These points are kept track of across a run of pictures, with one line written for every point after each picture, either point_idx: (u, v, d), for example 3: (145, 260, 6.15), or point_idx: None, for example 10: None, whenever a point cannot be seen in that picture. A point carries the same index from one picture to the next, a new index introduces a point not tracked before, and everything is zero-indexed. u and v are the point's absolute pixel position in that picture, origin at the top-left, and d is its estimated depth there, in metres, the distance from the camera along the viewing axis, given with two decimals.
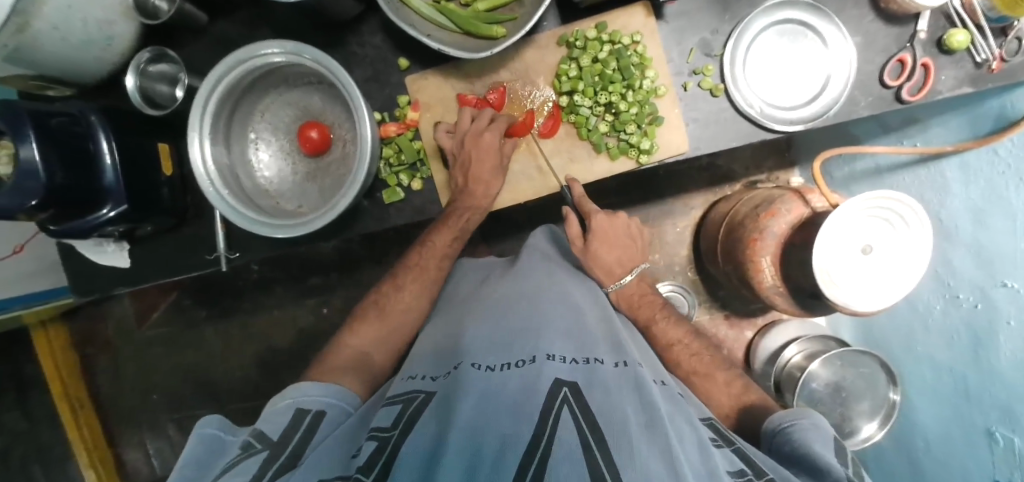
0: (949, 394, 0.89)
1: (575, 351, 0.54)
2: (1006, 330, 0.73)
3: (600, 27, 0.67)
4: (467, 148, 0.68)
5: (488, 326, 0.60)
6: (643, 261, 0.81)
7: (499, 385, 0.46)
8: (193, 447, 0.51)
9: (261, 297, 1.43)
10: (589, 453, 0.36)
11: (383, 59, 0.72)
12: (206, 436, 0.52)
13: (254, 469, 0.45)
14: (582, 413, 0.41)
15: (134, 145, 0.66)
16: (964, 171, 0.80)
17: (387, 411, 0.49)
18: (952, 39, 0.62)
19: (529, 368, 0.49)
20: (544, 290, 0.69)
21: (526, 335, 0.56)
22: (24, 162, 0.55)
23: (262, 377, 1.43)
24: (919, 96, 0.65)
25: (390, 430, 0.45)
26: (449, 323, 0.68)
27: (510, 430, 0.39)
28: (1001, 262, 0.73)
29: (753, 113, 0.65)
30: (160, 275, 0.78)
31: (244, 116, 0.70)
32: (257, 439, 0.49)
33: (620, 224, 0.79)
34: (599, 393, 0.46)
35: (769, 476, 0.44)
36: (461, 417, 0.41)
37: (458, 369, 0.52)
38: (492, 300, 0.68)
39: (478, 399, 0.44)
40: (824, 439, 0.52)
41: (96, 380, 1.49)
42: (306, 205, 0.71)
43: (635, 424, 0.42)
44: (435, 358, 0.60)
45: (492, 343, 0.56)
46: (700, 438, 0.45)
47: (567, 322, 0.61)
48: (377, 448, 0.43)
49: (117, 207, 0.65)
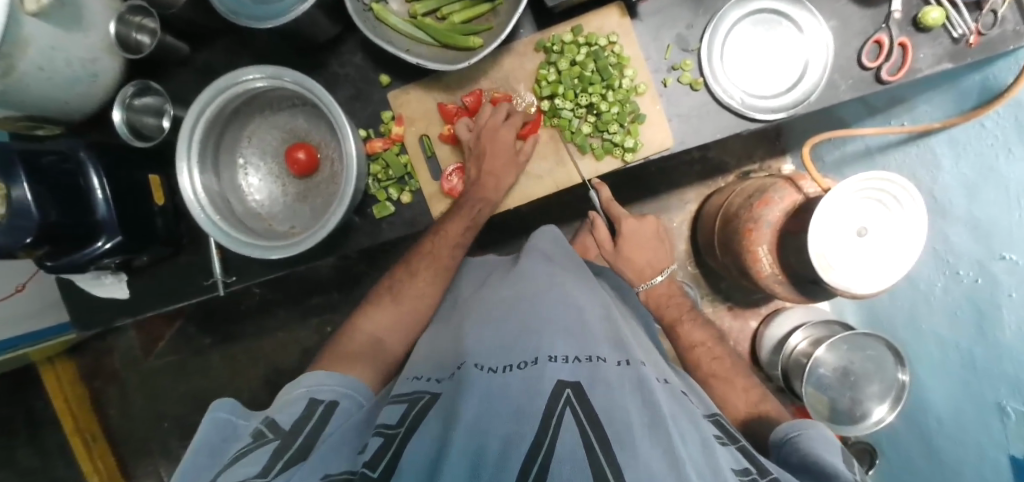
0: (958, 371, 0.88)
1: (577, 350, 0.54)
2: (1008, 303, 0.73)
3: (576, 31, 0.67)
4: (495, 176, 0.70)
5: (487, 331, 0.60)
6: (671, 264, 0.90)
7: (504, 386, 0.46)
8: (206, 429, 0.51)
9: (265, 321, 1.43)
10: (591, 452, 0.37)
11: (365, 77, 0.72)
12: (219, 420, 0.52)
13: (266, 456, 0.45)
14: (586, 412, 0.42)
15: (125, 179, 0.67)
16: (954, 146, 0.80)
17: (393, 409, 0.50)
18: (926, 17, 0.63)
19: (531, 370, 0.49)
20: (545, 291, 0.68)
21: (528, 337, 0.56)
22: (17, 203, 0.55)
23: (271, 399, 1.43)
24: (899, 75, 0.65)
25: (396, 427, 0.45)
26: (448, 330, 0.68)
27: (509, 431, 0.40)
28: (998, 236, 0.73)
29: (735, 105, 0.65)
30: (158, 304, 0.79)
31: (231, 142, 0.71)
32: (269, 429, 0.50)
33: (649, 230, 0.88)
34: (601, 394, 0.45)
35: (772, 474, 0.44)
36: (464, 418, 0.41)
37: (462, 369, 0.52)
38: (489, 305, 0.67)
39: (481, 397, 0.44)
40: (830, 447, 0.53)
41: (106, 413, 1.50)
42: (298, 226, 0.71)
43: (637, 423, 0.42)
44: (437, 360, 0.59)
45: (496, 345, 0.56)
46: (704, 438, 0.45)
47: (568, 322, 0.61)
48: (382, 446, 0.43)
49: (111, 240, 0.65)
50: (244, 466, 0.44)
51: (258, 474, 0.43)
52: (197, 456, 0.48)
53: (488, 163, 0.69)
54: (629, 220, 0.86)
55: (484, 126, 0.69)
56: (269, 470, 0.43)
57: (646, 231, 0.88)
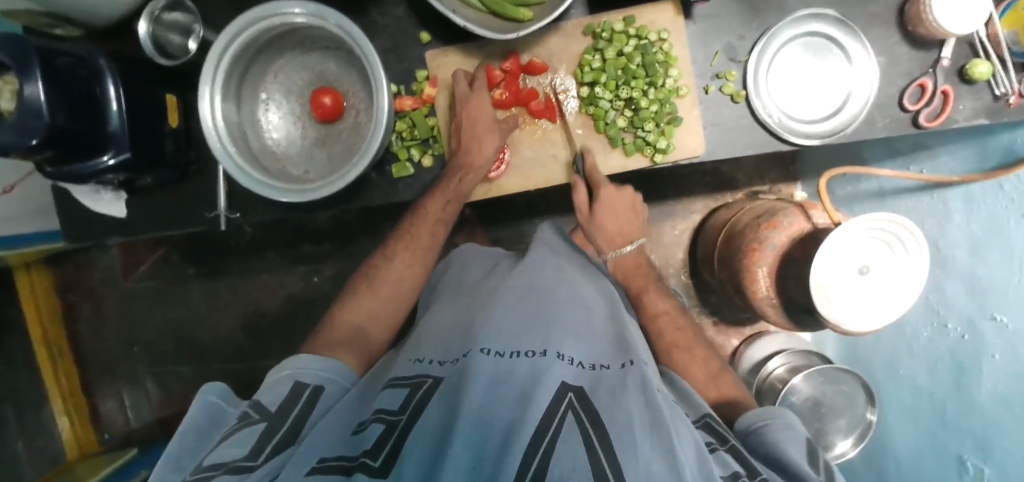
0: (926, 419, 0.91)
1: (587, 356, 0.55)
2: (990, 363, 0.75)
3: (628, 20, 0.66)
4: (478, 140, 0.67)
5: (495, 317, 0.59)
6: (642, 234, 0.80)
7: (509, 375, 0.46)
8: (196, 415, 0.55)
9: (252, 262, 1.41)
10: (592, 452, 0.37)
11: (403, 31, 0.70)
12: (210, 406, 0.56)
13: (253, 439, 0.48)
14: (588, 415, 0.42)
15: (140, 93, 0.64)
16: (968, 202, 0.81)
17: (395, 392, 0.50)
18: (973, 69, 0.62)
19: (539, 361, 0.49)
20: (557, 285, 0.68)
21: (538, 330, 0.56)
22: (27, 100, 0.53)
23: (247, 340, 1.42)
24: (937, 122, 0.65)
25: (398, 414, 0.46)
26: (455, 310, 0.68)
27: (514, 418, 0.40)
28: (993, 297, 0.74)
29: (772, 123, 0.65)
30: (155, 229, 0.77)
31: (257, 76, 0.68)
32: (254, 409, 0.53)
33: (620, 197, 0.77)
34: (604, 397, 0.46)
35: (761, 475, 0.46)
36: (469, 404, 0.41)
37: (468, 354, 0.51)
38: (500, 291, 0.66)
39: (487, 387, 0.44)
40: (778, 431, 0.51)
41: (76, 329, 1.47)
42: (313, 172, 0.70)
43: (639, 423, 0.42)
44: (446, 344, 0.59)
45: (503, 333, 0.55)
46: (700, 444, 0.45)
47: (577, 320, 0.61)
48: (384, 432, 0.43)
49: (118, 156, 0.63)
50: (230, 447, 0.47)
51: (244, 457, 0.45)
52: (184, 438, 0.52)
53: (468, 131, 0.67)
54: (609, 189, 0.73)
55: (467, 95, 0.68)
56: (258, 452, 0.46)
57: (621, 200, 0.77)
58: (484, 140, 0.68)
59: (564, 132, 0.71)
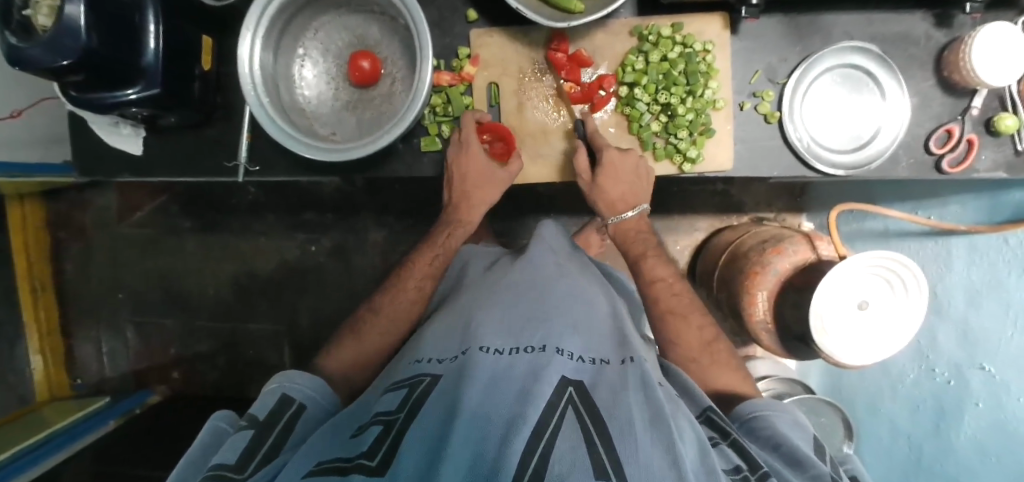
0: (904, 459, 0.93)
1: (586, 348, 0.55)
2: (974, 411, 0.78)
3: (676, 27, 0.67)
4: (469, 196, 0.75)
5: (494, 314, 0.59)
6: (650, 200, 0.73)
7: (508, 372, 0.46)
8: (205, 434, 0.53)
9: (251, 222, 1.39)
10: (592, 449, 0.36)
11: (450, 7, 0.70)
12: (218, 429, 0.53)
13: (243, 444, 0.47)
14: (588, 410, 0.42)
15: (177, 30, 0.63)
16: (972, 253, 0.81)
17: (392, 395, 0.49)
18: (1001, 122, 0.64)
19: (539, 356, 0.49)
20: (556, 281, 0.67)
21: (535, 323, 0.56)
22: (67, 19, 0.51)
23: (235, 300, 1.40)
24: (959, 169, 0.66)
25: (396, 413, 0.45)
26: (454, 309, 0.67)
27: (513, 414, 0.39)
28: (984, 346, 0.76)
29: (800, 148, 0.66)
30: (171, 173, 0.76)
31: (297, 29, 0.67)
32: (246, 418, 0.52)
33: (621, 160, 0.68)
34: (604, 392, 0.45)
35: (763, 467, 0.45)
36: (468, 402, 0.41)
37: (467, 352, 0.51)
38: (499, 287, 0.66)
39: (486, 385, 0.44)
40: (801, 434, 0.54)
41: (62, 267, 1.44)
42: (340, 134, 0.69)
43: (639, 419, 0.42)
44: (446, 338, 0.59)
45: (504, 331, 0.55)
46: (699, 439, 0.44)
47: (576, 313, 0.61)
48: (381, 433, 0.43)
49: (146, 91, 0.61)
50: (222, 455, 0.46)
51: (231, 467, 0.44)
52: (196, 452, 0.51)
53: (463, 185, 0.74)
54: (613, 150, 0.67)
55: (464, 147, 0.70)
56: (246, 461, 0.46)
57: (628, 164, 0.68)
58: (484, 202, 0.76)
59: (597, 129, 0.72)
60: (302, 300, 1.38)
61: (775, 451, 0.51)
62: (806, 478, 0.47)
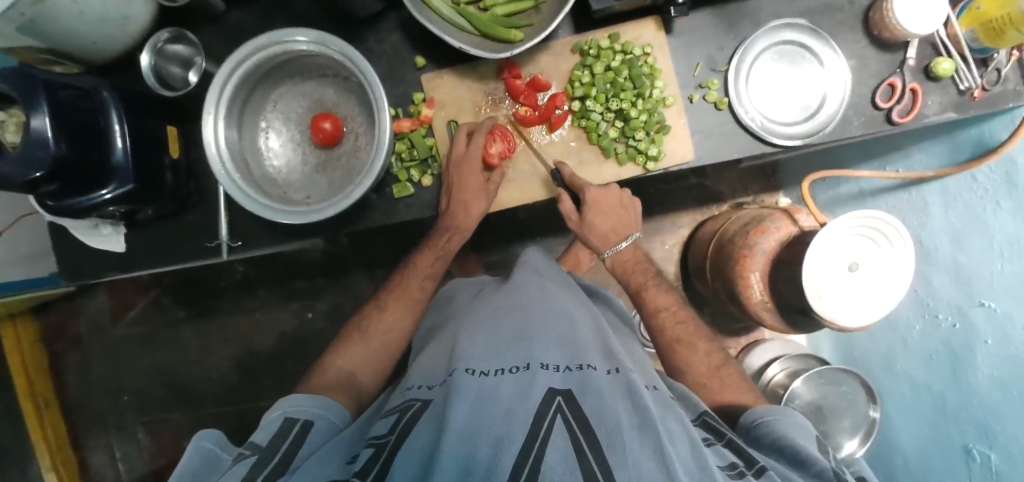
0: (927, 411, 0.91)
1: (568, 357, 0.54)
2: (984, 348, 0.76)
3: (613, 37, 0.70)
4: (465, 202, 0.72)
5: (478, 335, 0.59)
6: (637, 229, 0.79)
7: (494, 390, 0.46)
8: (190, 459, 0.50)
9: (244, 300, 1.39)
10: (583, 457, 0.37)
11: (399, 57, 0.74)
12: (202, 450, 0.50)
13: (245, 471, 0.45)
14: (575, 418, 0.42)
15: (142, 124, 0.66)
16: (945, 196, 0.83)
17: (385, 420, 0.50)
18: (938, 67, 0.67)
19: (523, 375, 0.49)
20: (536, 301, 0.68)
21: (521, 344, 0.56)
22: (34, 132, 0.54)
23: (240, 381, 1.39)
24: (909, 118, 0.69)
25: (386, 437, 0.46)
26: (444, 340, 0.66)
27: (500, 434, 0.40)
28: (978, 283, 0.76)
29: (754, 126, 0.68)
30: (156, 264, 0.77)
31: (257, 104, 0.70)
32: (246, 448, 0.49)
33: (609, 197, 0.74)
34: (592, 397, 0.45)
35: (759, 465, 0.46)
36: (455, 420, 0.41)
37: (452, 375, 0.50)
38: (481, 313, 0.67)
39: (472, 403, 0.44)
40: (805, 434, 0.55)
41: (63, 380, 1.42)
42: (314, 197, 0.71)
43: (627, 425, 0.42)
44: (433, 368, 0.59)
45: (489, 351, 0.55)
46: (692, 438, 0.44)
47: (557, 328, 0.61)
48: (372, 456, 0.43)
49: (120, 188, 0.63)
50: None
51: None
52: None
53: (457, 193, 0.71)
54: (596, 188, 0.72)
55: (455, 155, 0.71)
56: None
57: (611, 198, 0.74)
58: (479, 213, 0.73)
59: (559, 145, 0.74)
60: (307, 369, 1.37)
61: (781, 454, 0.52)
62: (812, 477, 0.48)
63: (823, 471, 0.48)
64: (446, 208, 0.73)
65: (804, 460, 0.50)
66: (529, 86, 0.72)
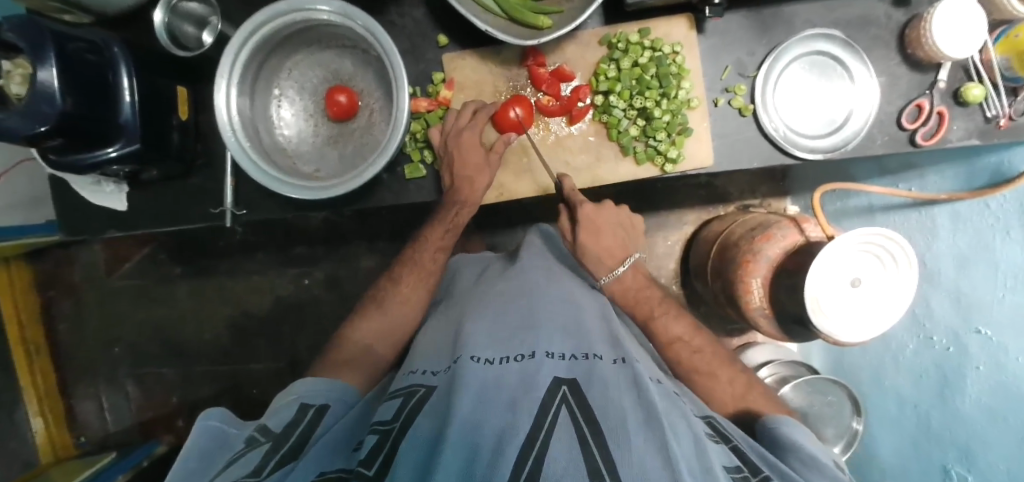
0: (910, 426, 0.93)
1: (574, 346, 0.55)
2: (975, 374, 0.77)
3: (643, 32, 0.68)
4: (467, 175, 0.69)
5: (484, 319, 0.59)
6: (636, 252, 0.78)
7: (499, 379, 0.46)
8: (197, 438, 0.50)
9: (242, 261, 1.38)
10: (586, 449, 0.37)
11: (421, 34, 0.71)
12: (209, 429, 0.51)
13: (257, 458, 0.45)
14: (580, 410, 0.42)
15: (151, 83, 0.64)
16: (955, 219, 0.82)
17: (388, 404, 0.50)
18: (968, 92, 0.65)
19: (528, 364, 0.49)
20: (545, 287, 0.68)
21: (528, 331, 0.56)
22: (41, 86, 0.52)
23: (233, 342, 1.39)
24: (933, 141, 0.68)
25: (391, 423, 0.46)
26: (450, 319, 0.67)
27: (505, 422, 0.40)
28: (977, 310, 0.76)
29: (777, 137, 0.67)
30: (158, 224, 0.76)
31: (272, 71, 0.68)
32: (260, 433, 0.50)
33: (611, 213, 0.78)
34: (597, 390, 0.46)
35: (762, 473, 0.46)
36: (460, 409, 0.41)
37: (457, 362, 0.50)
38: (489, 295, 0.67)
39: (477, 393, 0.44)
40: (807, 434, 0.57)
41: (55, 327, 1.42)
42: (324, 171, 0.69)
43: (632, 419, 0.42)
44: (438, 352, 0.59)
45: (495, 336, 0.55)
46: (695, 435, 0.45)
47: (567, 318, 0.61)
48: (377, 444, 0.43)
49: (127, 147, 0.61)
50: (237, 468, 0.43)
51: (247, 475, 0.42)
52: (187, 464, 0.47)
53: (457, 163, 0.69)
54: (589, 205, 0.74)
55: (451, 129, 0.70)
56: (260, 470, 0.43)
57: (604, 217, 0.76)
58: (484, 187, 0.70)
59: (577, 139, 0.72)
60: (301, 335, 1.37)
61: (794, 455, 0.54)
62: (827, 481, 0.51)
63: (839, 477, 0.51)
64: (446, 182, 0.71)
65: (819, 463, 0.52)
66: (552, 76, 0.70)
